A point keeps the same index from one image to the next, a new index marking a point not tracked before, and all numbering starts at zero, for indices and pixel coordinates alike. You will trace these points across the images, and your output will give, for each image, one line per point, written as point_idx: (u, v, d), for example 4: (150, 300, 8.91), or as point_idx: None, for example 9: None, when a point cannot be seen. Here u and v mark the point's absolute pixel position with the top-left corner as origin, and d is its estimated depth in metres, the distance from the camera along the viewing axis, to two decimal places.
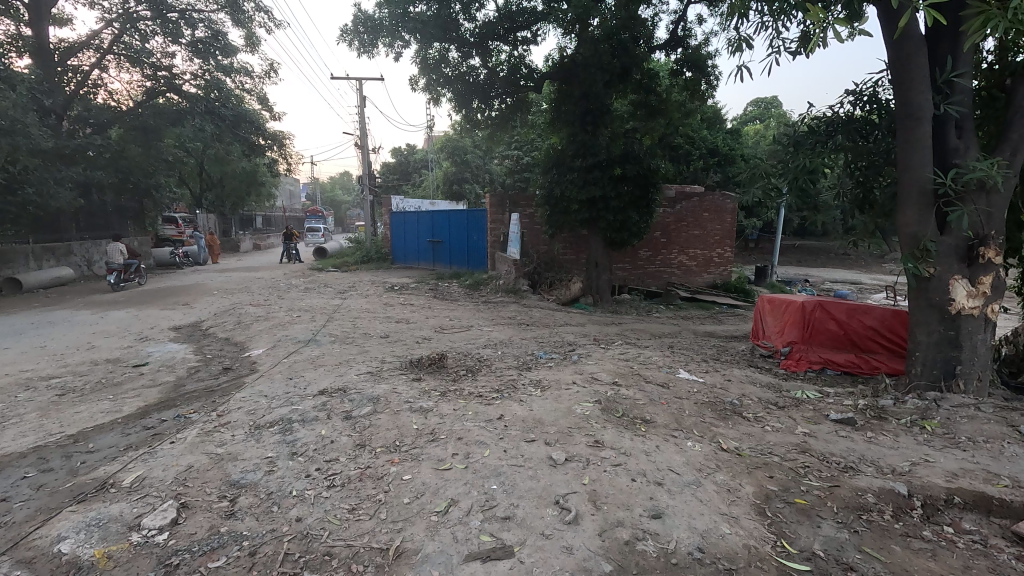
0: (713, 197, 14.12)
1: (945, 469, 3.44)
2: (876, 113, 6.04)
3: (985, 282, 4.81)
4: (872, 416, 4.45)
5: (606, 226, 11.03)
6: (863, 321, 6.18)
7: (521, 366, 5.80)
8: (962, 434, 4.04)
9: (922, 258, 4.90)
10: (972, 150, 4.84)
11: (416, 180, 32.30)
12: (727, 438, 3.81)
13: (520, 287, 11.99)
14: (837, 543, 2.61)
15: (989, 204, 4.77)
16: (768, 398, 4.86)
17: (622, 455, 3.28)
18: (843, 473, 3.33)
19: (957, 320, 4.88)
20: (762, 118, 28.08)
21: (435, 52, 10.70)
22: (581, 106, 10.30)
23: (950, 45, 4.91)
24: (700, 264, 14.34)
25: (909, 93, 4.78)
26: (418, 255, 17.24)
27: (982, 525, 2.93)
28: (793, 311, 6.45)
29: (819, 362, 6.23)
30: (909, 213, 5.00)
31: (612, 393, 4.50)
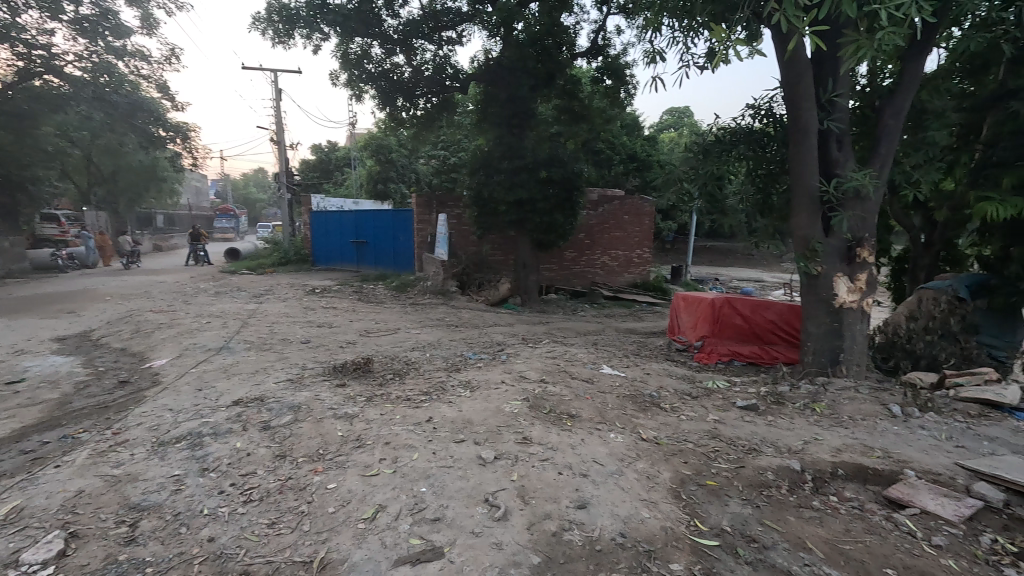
0: (633, 201, 14.83)
1: (831, 445, 3.87)
2: (772, 126, 6.62)
3: (862, 279, 5.46)
4: (772, 401, 4.91)
5: (534, 228, 11.25)
6: (764, 316, 6.78)
7: (450, 367, 5.78)
8: (845, 414, 4.56)
9: (811, 258, 5.47)
10: (850, 161, 5.47)
11: (338, 178, 31.11)
12: (647, 428, 4.04)
13: (448, 288, 11.93)
14: (741, 518, 2.83)
15: (866, 210, 5.40)
16: (683, 389, 5.22)
17: (550, 450, 3.37)
18: (747, 454, 3.64)
19: (840, 313, 5.51)
20: (676, 127, 29.98)
21: (357, 47, 10.39)
22: (507, 108, 10.44)
23: (830, 67, 5.50)
24: (622, 264, 15.00)
25: (799, 108, 5.32)
26: (342, 256, 16.59)
27: (861, 492, 3.33)
28: (704, 307, 6.95)
29: (728, 354, 6.77)
30: (802, 218, 5.57)
31: (539, 391, 4.62)
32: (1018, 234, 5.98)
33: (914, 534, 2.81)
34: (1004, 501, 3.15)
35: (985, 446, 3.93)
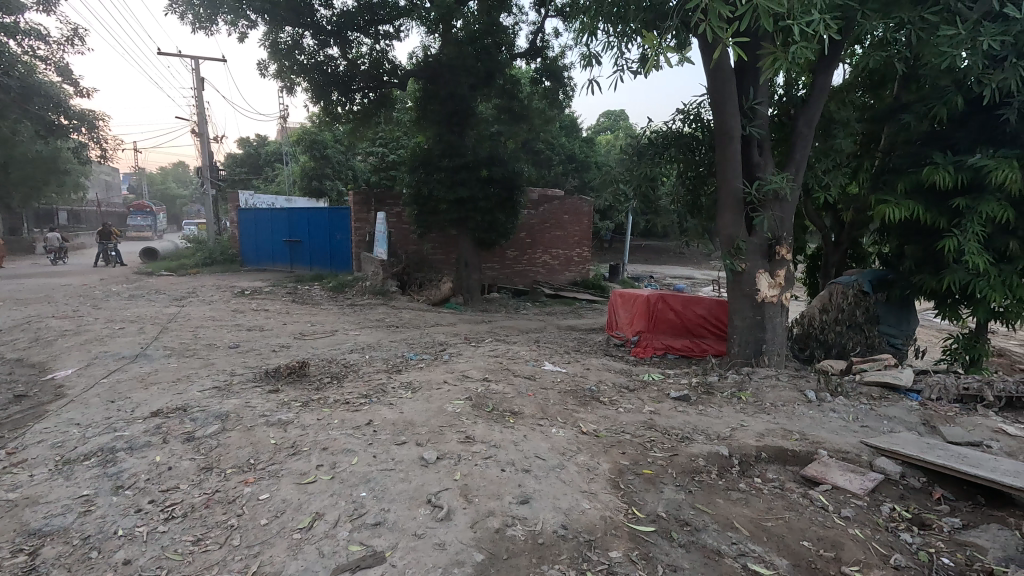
0: (572, 201, 15.14)
1: (756, 430, 4.14)
2: (700, 130, 6.99)
3: (781, 275, 5.88)
4: (703, 391, 5.20)
5: (476, 227, 11.23)
6: (695, 311, 7.15)
7: (391, 369, 5.66)
8: (767, 400, 4.90)
9: (736, 255, 5.85)
10: (769, 165, 5.88)
11: (268, 174, 29.59)
12: (587, 422, 4.15)
13: (389, 288, 11.69)
14: (676, 504, 2.96)
15: (784, 211, 5.82)
16: (621, 382, 5.41)
17: (492, 448, 3.38)
18: (680, 443, 3.82)
19: (762, 307, 5.92)
20: (613, 129, 30.94)
21: (287, 37, 9.90)
22: (447, 106, 10.35)
23: (752, 76, 5.87)
24: (562, 262, 15.29)
25: (723, 115, 5.65)
26: (274, 256, 15.79)
27: (782, 472, 3.59)
28: (640, 304, 7.22)
29: (662, 348, 7.08)
30: (727, 218, 5.93)
31: (482, 389, 4.62)
32: (911, 233, 6.67)
33: (826, 508, 3.06)
34: (902, 473, 3.50)
35: (886, 424, 4.35)
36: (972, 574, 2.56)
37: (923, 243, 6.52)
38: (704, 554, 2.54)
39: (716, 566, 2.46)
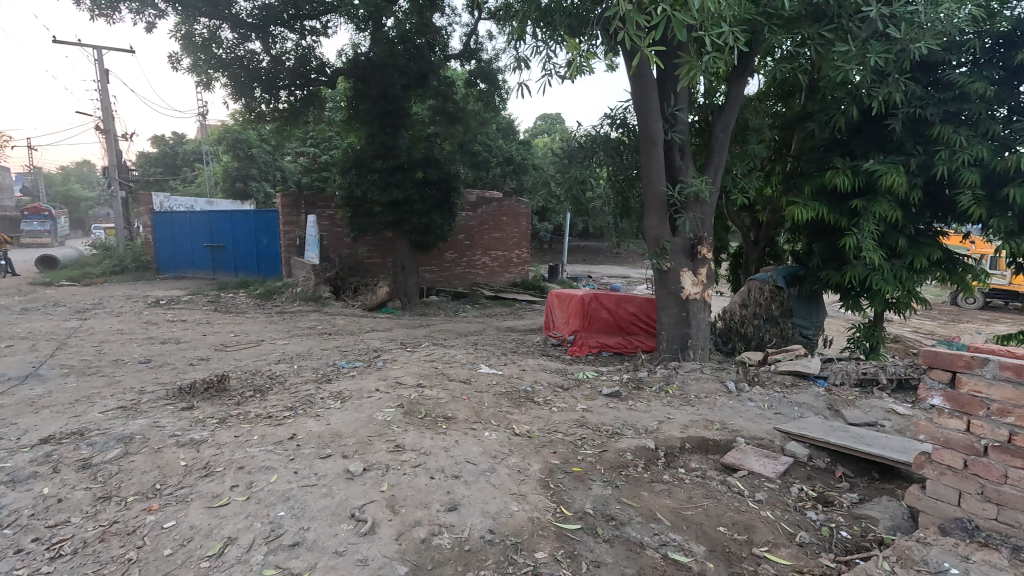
0: (510, 202, 15.25)
1: (681, 422, 4.32)
2: (626, 135, 7.24)
3: (703, 273, 6.20)
4: (633, 386, 5.38)
5: (412, 229, 11.03)
6: (627, 309, 7.39)
7: (320, 378, 5.43)
8: (692, 393, 5.14)
9: (662, 255, 6.10)
10: (690, 169, 6.18)
11: (187, 175, 27.64)
12: (521, 423, 4.17)
13: (321, 294, 11.24)
14: (603, 500, 3.02)
15: (704, 212, 6.14)
16: (556, 382, 5.49)
17: (422, 455, 3.32)
18: (610, 439, 3.92)
19: (687, 304, 6.22)
20: (549, 132, 31.47)
21: (202, 29, 9.29)
22: (379, 106, 10.10)
23: (672, 84, 6.15)
24: (502, 264, 15.35)
25: (646, 120, 5.87)
26: (194, 262, 14.77)
27: (704, 461, 3.77)
28: (575, 304, 7.37)
29: (597, 346, 7.26)
30: (653, 219, 6.17)
31: (415, 396, 4.53)
32: (817, 232, 7.24)
33: (742, 493, 3.24)
34: (809, 455, 3.76)
35: (796, 410, 4.68)
36: (866, 544, 2.78)
37: (828, 241, 7.09)
38: (627, 547, 2.62)
39: (637, 558, 2.54)
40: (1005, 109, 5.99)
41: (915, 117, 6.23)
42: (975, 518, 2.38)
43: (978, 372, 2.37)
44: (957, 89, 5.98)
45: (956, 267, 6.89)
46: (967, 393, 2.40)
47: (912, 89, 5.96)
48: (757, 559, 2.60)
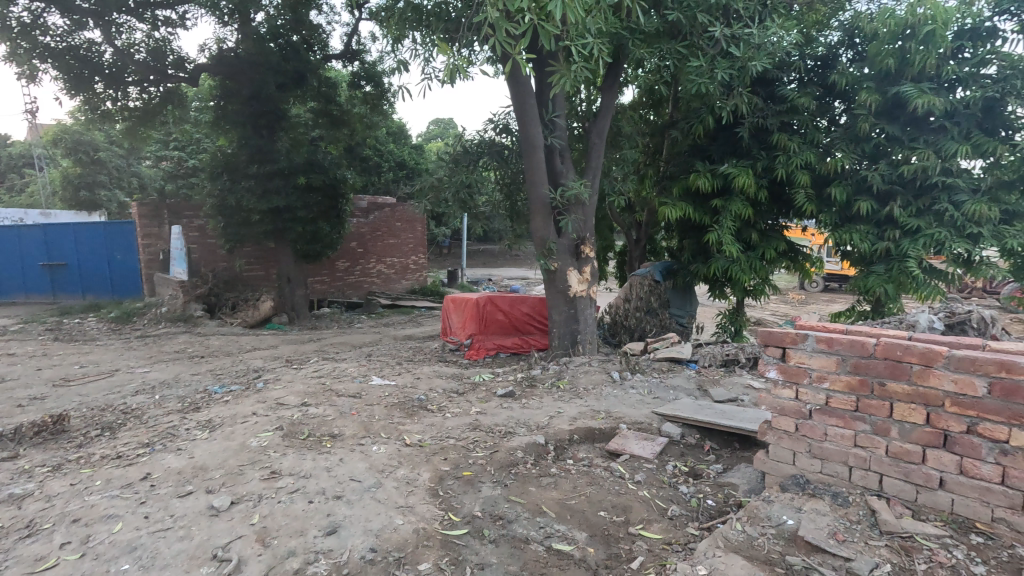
0: (403, 208, 14.94)
1: (570, 415, 4.50)
2: (512, 141, 7.33)
3: (587, 271, 6.52)
4: (526, 385, 5.50)
5: (295, 238, 10.35)
6: (521, 309, 7.55)
7: (187, 407, 4.87)
8: (581, 385, 5.38)
9: (548, 256, 6.32)
10: (570, 172, 6.47)
11: (13, 181, 23.45)
12: (412, 433, 4.06)
13: (192, 312, 10.14)
14: (492, 500, 3.04)
15: (585, 213, 6.46)
16: (451, 387, 5.43)
17: (301, 479, 3.11)
18: (502, 439, 3.96)
19: (574, 301, 6.50)
20: (443, 137, 31.32)
21: (22, 12, 7.93)
22: (251, 106, 9.33)
23: (549, 91, 6.41)
24: (398, 271, 14.96)
25: (527, 125, 6.05)
26: (25, 286, 12.54)
27: (591, 450, 3.96)
28: (470, 307, 7.39)
29: (493, 347, 7.34)
30: (538, 221, 6.37)
31: (297, 416, 4.23)
32: (685, 230, 7.96)
33: (623, 476, 3.43)
34: (682, 433, 4.09)
35: (671, 393, 5.09)
36: (727, 508, 3.07)
37: (695, 237, 7.82)
38: (512, 544, 2.66)
39: (521, 554, 2.59)
40: (824, 120, 7.02)
41: (757, 126, 7.09)
42: (806, 474, 2.74)
43: (801, 346, 2.74)
44: (788, 103, 6.91)
45: (798, 256, 7.92)
46: (794, 364, 2.77)
47: (753, 101, 6.78)
48: (633, 537, 2.77)
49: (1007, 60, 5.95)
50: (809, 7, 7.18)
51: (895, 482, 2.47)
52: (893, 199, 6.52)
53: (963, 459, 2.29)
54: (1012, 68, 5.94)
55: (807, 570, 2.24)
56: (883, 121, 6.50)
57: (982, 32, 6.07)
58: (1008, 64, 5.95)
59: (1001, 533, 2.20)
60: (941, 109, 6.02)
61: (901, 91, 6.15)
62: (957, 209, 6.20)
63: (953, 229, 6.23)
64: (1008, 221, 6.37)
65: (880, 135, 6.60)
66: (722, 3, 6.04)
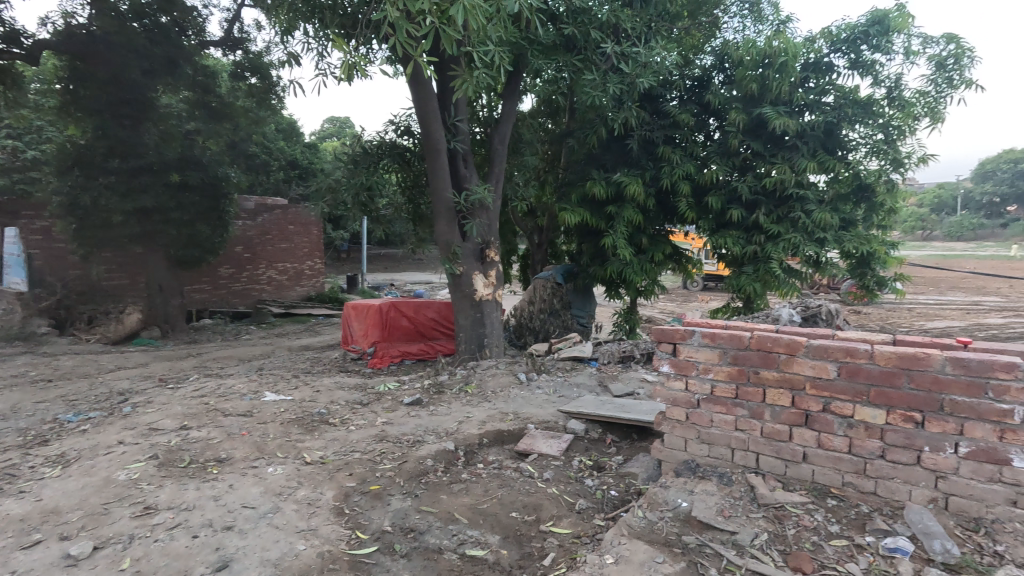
0: (296, 210, 14.10)
1: (479, 419, 4.50)
2: (414, 143, 7.19)
3: (492, 275, 6.58)
4: (433, 391, 5.42)
5: (168, 242, 9.27)
6: (427, 315, 7.40)
7: (32, 442, 4.14)
8: (489, 389, 5.41)
9: (453, 260, 6.30)
10: (474, 177, 6.49)
11: None
12: (313, 450, 3.81)
13: (35, 329, 8.67)
14: (401, 513, 2.95)
15: (489, 218, 6.52)
16: (354, 399, 5.19)
17: (182, 512, 2.80)
18: (410, 448, 3.86)
19: (481, 305, 6.53)
20: (339, 136, 29.85)
21: None
22: (110, 93, 8.18)
23: (451, 94, 6.39)
24: (291, 277, 14.04)
25: (429, 128, 5.98)
26: None
27: (500, 452, 3.98)
28: (372, 314, 7.14)
29: (398, 355, 7.15)
30: (443, 226, 6.31)
31: (176, 442, 3.79)
32: (583, 234, 8.35)
33: (532, 475, 3.51)
34: (585, 429, 4.27)
35: (574, 391, 5.30)
36: (628, 497, 3.26)
37: (592, 241, 8.23)
38: (424, 556, 2.60)
39: (434, 565, 2.54)
40: (702, 136, 7.75)
41: (646, 139, 7.65)
42: (696, 458, 3.00)
43: (689, 342, 2.99)
44: (671, 118, 7.54)
45: (683, 259, 8.65)
46: (684, 358, 3.01)
47: (641, 115, 7.30)
48: (543, 535, 2.84)
49: (841, 91, 7.00)
50: (687, 32, 7.89)
51: (768, 458, 2.78)
52: (758, 208, 7.38)
53: (820, 434, 2.63)
54: (845, 98, 6.99)
55: (700, 546, 2.46)
56: (750, 138, 7.33)
57: (822, 66, 7.08)
58: (843, 94, 7.01)
59: (850, 495, 2.56)
60: (793, 130, 6.93)
61: (762, 113, 6.98)
62: (807, 216, 7.16)
63: (805, 234, 7.17)
64: (845, 228, 7.47)
65: (747, 151, 7.43)
66: (612, 21, 6.44)
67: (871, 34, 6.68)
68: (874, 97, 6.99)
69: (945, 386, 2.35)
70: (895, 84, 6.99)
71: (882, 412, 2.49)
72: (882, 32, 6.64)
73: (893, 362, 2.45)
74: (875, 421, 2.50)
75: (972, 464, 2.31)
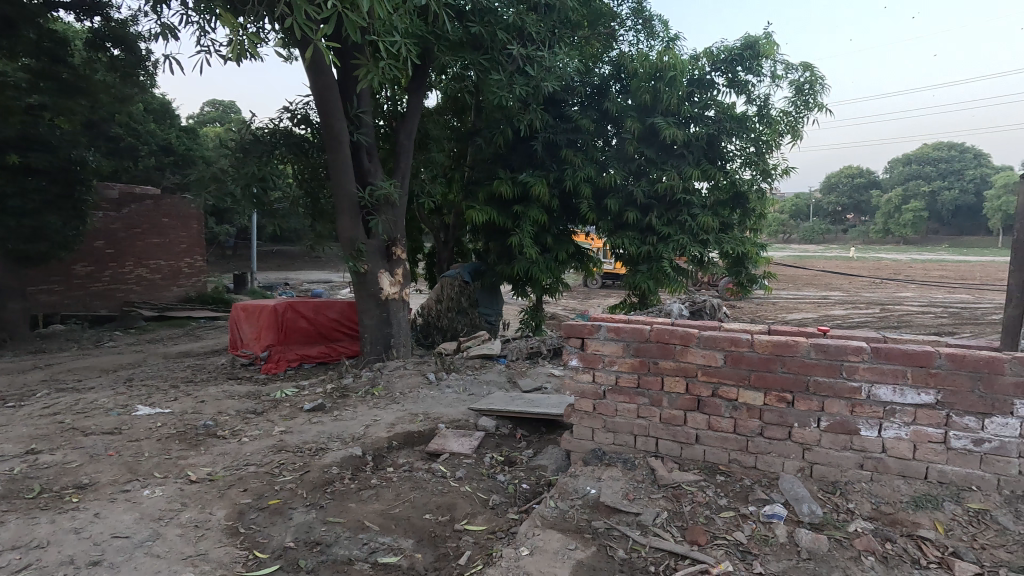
0: (172, 201, 12.68)
1: (387, 422, 4.35)
2: (312, 133, 6.76)
3: (399, 273, 6.40)
4: (337, 396, 5.15)
5: (5, 235, 7.85)
6: (328, 315, 6.98)
7: None
8: (396, 390, 5.25)
9: (358, 257, 6.03)
10: (379, 171, 6.26)
11: None
12: (198, 466, 3.44)
13: None
14: (305, 526, 2.77)
15: (395, 214, 6.32)
16: (246, 407, 4.76)
17: (34, 551, 2.41)
18: (313, 457, 3.63)
19: (387, 304, 6.33)
20: (223, 122, 27.19)
21: None
22: None
23: (353, 83, 6.10)
24: (166, 276, 12.59)
25: (330, 118, 5.66)
26: None
27: (410, 454, 3.88)
28: (266, 315, 6.61)
29: (296, 358, 6.68)
30: (346, 221, 6.01)
31: (21, 470, 3.23)
32: (491, 233, 8.41)
33: (445, 475, 3.46)
34: (496, 425, 4.29)
35: (484, 389, 5.32)
36: (539, 489, 3.33)
37: (500, 240, 8.32)
38: (333, 570, 2.47)
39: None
40: (601, 141, 8.16)
41: (550, 141, 7.88)
42: (602, 446, 3.16)
43: (596, 336, 3.13)
44: (574, 123, 7.84)
45: (584, 258, 9.05)
46: (591, 352, 3.15)
47: (545, 118, 7.50)
48: (458, 534, 2.81)
49: (721, 107, 7.74)
50: (586, 40, 8.24)
51: (666, 442, 3.00)
52: (652, 211, 7.94)
53: (710, 417, 2.90)
54: (724, 113, 7.75)
55: (609, 530, 2.60)
56: (644, 145, 7.85)
57: (705, 82, 7.78)
58: (722, 110, 7.75)
59: (735, 470, 2.85)
60: (681, 140, 7.54)
61: (655, 122, 7.51)
62: (694, 219, 7.83)
63: (692, 236, 7.85)
64: (723, 230, 8.30)
65: (641, 157, 7.95)
66: (517, 24, 6.54)
67: (745, 57, 7.46)
68: (748, 114, 7.83)
69: (810, 368, 2.69)
70: (764, 103, 7.88)
71: (761, 394, 2.79)
72: (753, 56, 7.44)
73: (769, 349, 2.76)
74: (755, 402, 2.80)
75: (830, 435, 2.67)
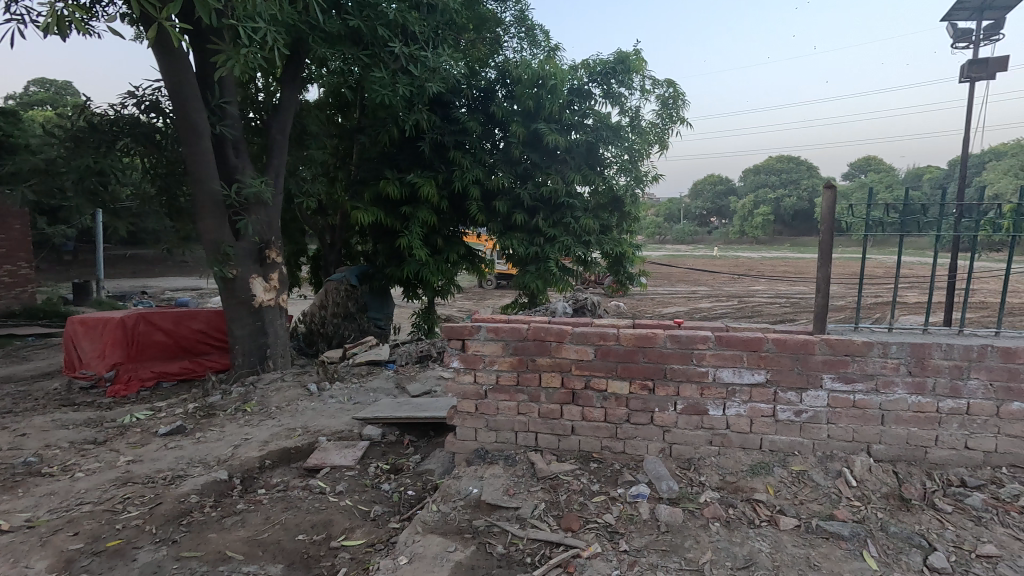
0: None
1: (260, 440, 4.01)
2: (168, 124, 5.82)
3: (274, 278, 5.94)
4: (201, 416, 4.64)
5: None
6: (191, 326, 6.22)
7: None
8: (272, 405, 4.86)
9: (225, 262, 5.49)
10: (248, 168, 5.75)
11: None
12: (13, 513, 2.90)
13: None
14: (153, 566, 2.46)
15: (269, 215, 5.85)
16: (83, 437, 4.12)
17: None
18: (167, 486, 3.23)
19: (260, 311, 5.83)
20: (56, 105, 23.24)
21: None
22: None
23: (214, 70, 5.54)
24: None
25: (186, 107, 5.08)
26: None
27: (285, 472, 3.61)
28: (112, 329, 5.76)
29: (152, 377, 5.93)
30: (208, 222, 5.43)
31: None
32: (378, 235, 8.13)
33: (323, 491, 3.27)
34: (382, 433, 4.15)
35: (371, 396, 5.11)
36: (424, 494, 3.27)
37: (387, 241, 8.08)
38: None
39: None
40: (488, 144, 8.27)
41: (437, 142, 7.81)
42: (485, 445, 3.20)
43: (476, 337, 3.16)
44: (460, 124, 7.85)
45: (475, 259, 9.09)
46: (472, 352, 3.17)
47: (431, 119, 7.42)
48: (334, 552, 2.67)
49: (598, 116, 8.23)
50: (472, 43, 8.31)
51: (545, 436, 3.12)
52: (538, 213, 8.22)
53: (583, 408, 3.06)
54: (601, 122, 8.26)
55: (489, 527, 2.64)
56: (529, 149, 8.10)
57: (583, 92, 8.20)
58: (599, 119, 8.26)
59: (606, 456, 3.05)
60: (563, 145, 7.91)
61: (538, 128, 7.79)
62: (577, 221, 8.25)
63: (575, 237, 8.28)
64: (604, 232, 8.85)
65: (527, 161, 8.20)
66: (399, 22, 6.36)
67: (617, 71, 8.01)
68: (622, 124, 8.41)
69: (667, 358, 2.96)
70: (636, 115, 8.53)
71: (627, 383, 3.01)
72: (625, 71, 8.02)
73: (633, 341, 2.98)
74: (622, 391, 3.02)
75: (684, 416, 2.96)
